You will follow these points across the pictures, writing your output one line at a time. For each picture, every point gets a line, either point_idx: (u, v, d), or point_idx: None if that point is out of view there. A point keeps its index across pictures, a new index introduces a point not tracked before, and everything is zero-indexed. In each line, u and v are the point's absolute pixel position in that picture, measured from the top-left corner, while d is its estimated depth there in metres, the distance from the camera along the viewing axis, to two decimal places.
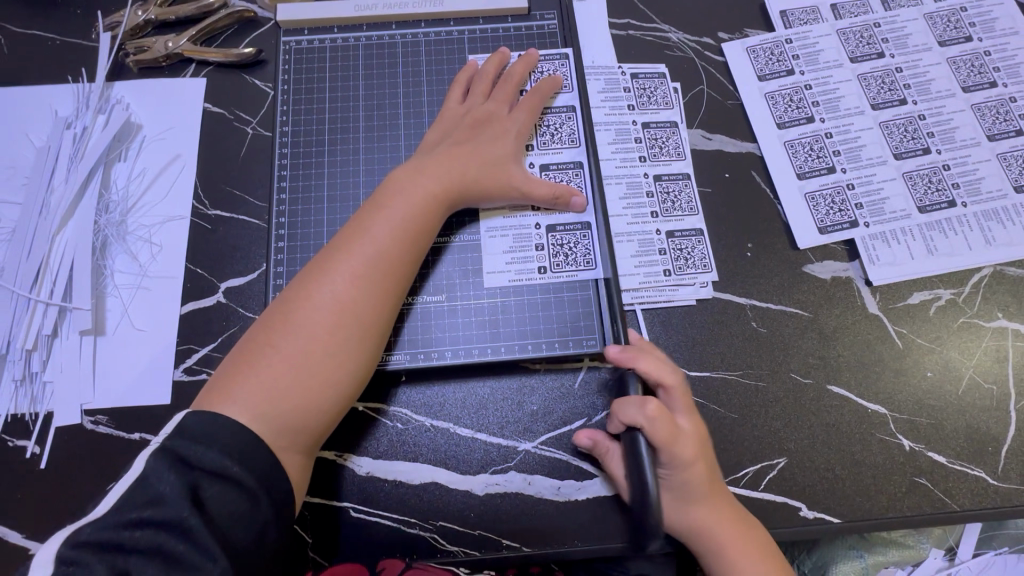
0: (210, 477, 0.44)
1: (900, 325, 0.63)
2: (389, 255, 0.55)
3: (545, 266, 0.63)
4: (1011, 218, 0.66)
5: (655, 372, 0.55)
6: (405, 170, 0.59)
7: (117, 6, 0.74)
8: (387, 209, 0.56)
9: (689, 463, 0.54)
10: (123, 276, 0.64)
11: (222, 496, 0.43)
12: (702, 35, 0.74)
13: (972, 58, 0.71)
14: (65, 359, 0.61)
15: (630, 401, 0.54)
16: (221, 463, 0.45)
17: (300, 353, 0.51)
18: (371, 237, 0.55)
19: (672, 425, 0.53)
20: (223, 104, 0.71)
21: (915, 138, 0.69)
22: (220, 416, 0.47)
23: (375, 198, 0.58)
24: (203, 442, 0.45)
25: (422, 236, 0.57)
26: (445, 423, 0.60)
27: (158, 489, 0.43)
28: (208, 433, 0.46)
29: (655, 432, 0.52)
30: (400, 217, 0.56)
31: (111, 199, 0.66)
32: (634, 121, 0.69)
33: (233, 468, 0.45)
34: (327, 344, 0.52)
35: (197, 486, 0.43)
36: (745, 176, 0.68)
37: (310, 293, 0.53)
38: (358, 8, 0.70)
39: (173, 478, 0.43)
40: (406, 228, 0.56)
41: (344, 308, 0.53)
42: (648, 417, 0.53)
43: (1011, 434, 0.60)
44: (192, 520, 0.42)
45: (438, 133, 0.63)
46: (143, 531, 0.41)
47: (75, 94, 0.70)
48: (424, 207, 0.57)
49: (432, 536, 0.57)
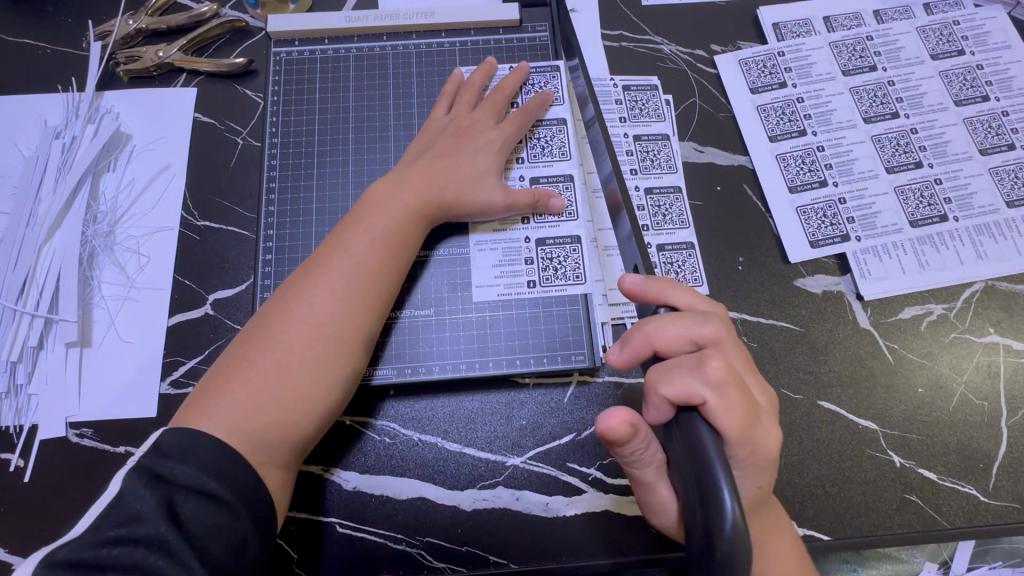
0: (187, 493, 0.44)
1: (891, 340, 0.63)
2: (369, 268, 0.55)
3: (534, 280, 0.62)
4: (1003, 233, 0.65)
5: (684, 330, 0.45)
6: (388, 183, 0.59)
7: (109, 16, 0.74)
8: (368, 222, 0.56)
9: (763, 460, 0.45)
10: (110, 287, 0.64)
11: (200, 510, 0.44)
12: (694, 47, 0.74)
13: (965, 72, 0.71)
14: (50, 371, 0.61)
15: (677, 369, 0.43)
16: (197, 479, 0.45)
17: (277, 367, 0.51)
18: (352, 250, 0.55)
19: (742, 394, 0.43)
20: (213, 114, 0.70)
21: (907, 151, 0.68)
22: (199, 432, 0.47)
23: (357, 210, 0.57)
24: (181, 458, 0.45)
25: (404, 250, 0.57)
26: (433, 437, 0.60)
27: (135, 505, 0.43)
28: (186, 449, 0.46)
29: (721, 408, 0.41)
30: (381, 230, 0.56)
31: (99, 209, 0.66)
32: (625, 133, 0.69)
33: (211, 483, 0.45)
34: (305, 358, 0.51)
35: (173, 500, 0.43)
36: (736, 189, 0.68)
37: (290, 306, 0.53)
38: (349, 19, 0.69)
39: (149, 494, 0.43)
40: (387, 241, 0.56)
41: (322, 321, 0.52)
42: (712, 387, 0.42)
43: (1003, 450, 0.60)
44: (167, 534, 0.42)
45: (422, 144, 0.62)
46: (119, 547, 0.41)
47: (64, 103, 0.70)
48: (406, 222, 0.57)
49: (419, 552, 0.57)
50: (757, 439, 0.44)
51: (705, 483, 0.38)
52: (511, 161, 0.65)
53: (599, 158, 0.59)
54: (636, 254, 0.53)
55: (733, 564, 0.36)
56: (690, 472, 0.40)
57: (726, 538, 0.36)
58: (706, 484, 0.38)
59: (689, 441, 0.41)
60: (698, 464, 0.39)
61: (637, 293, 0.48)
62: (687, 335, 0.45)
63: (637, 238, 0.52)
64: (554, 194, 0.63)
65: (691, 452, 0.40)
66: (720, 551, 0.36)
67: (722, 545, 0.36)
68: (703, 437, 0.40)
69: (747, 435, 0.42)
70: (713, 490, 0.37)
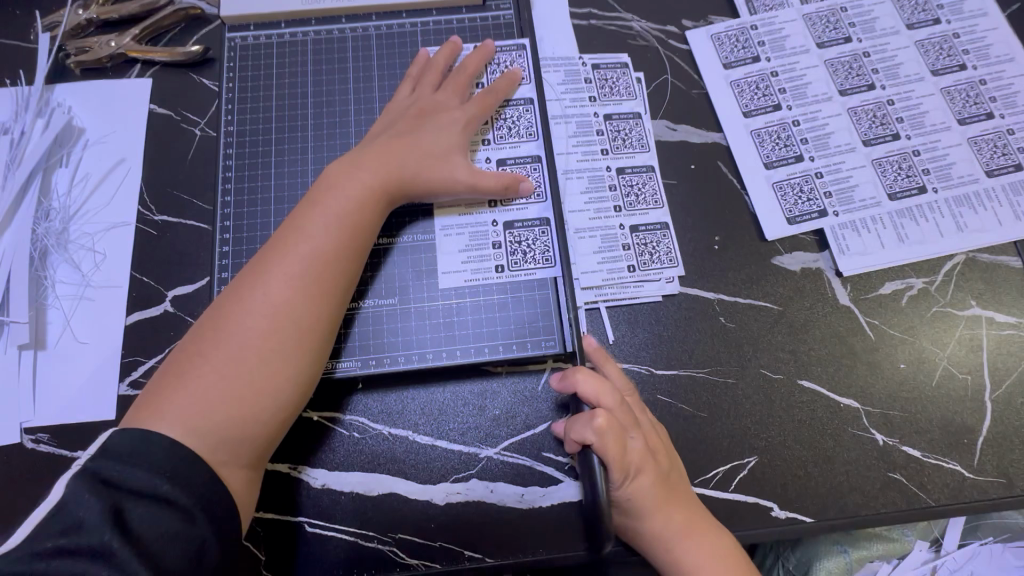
0: (136, 499, 0.42)
1: (871, 316, 0.61)
2: (326, 254, 0.52)
3: (503, 264, 0.60)
4: (982, 203, 0.64)
5: (593, 388, 0.52)
6: (344, 165, 0.56)
7: (57, 6, 0.71)
8: (323, 208, 0.54)
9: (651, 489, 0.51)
10: (64, 287, 0.61)
11: (150, 517, 0.42)
12: (665, 23, 0.72)
13: (941, 41, 0.70)
14: (2, 377, 0.58)
15: (577, 418, 0.51)
16: (146, 483, 0.43)
17: (232, 361, 0.49)
18: (308, 238, 0.53)
19: (623, 440, 0.50)
20: (169, 105, 0.68)
21: (884, 123, 0.67)
22: (152, 433, 0.46)
23: (311, 194, 0.55)
24: (130, 461, 0.44)
25: (364, 233, 0.55)
26: (403, 431, 0.58)
27: (79, 513, 0.41)
28: (137, 452, 0.44)
29: (604, 448, 0.49)
30: (338, 213, 0.54)
31: (51, 206, 0.63)
32: (595, 113, 0.67)
33: (162, 486, 0.43)
34: (261, 351, 0.49)
35: (121, 507, 0.42)
36: (710, 167, 0.66)
37: (244, 297, 0.51)
38: (305, 2, 0.67)
39: (94, 501, 0.41)
40: (344, 225, 0.54)
41: (278, 311, 0.50)
42: (596, 433, 0.49)
43: (988, 424, 0.58)
44: (111, 543, 0.40)
45: (382, 126, 0.60)
46: (60, 559, 0.39)
47: (12, 97, 0.67)
48: (363, 205, 0.55)
49: (392, 550, 0.55)
50: (638, 469, 0.51)
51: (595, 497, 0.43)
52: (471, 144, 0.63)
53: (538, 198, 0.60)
54: None
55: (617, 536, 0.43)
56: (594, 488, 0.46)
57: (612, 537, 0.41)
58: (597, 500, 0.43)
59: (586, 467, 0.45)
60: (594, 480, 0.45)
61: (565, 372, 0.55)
62: (596, 395, 0.52)
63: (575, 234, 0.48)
64: (522, 175, 0.62)
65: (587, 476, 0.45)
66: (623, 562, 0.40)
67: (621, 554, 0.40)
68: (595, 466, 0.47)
69: (626, 466, 0.50)
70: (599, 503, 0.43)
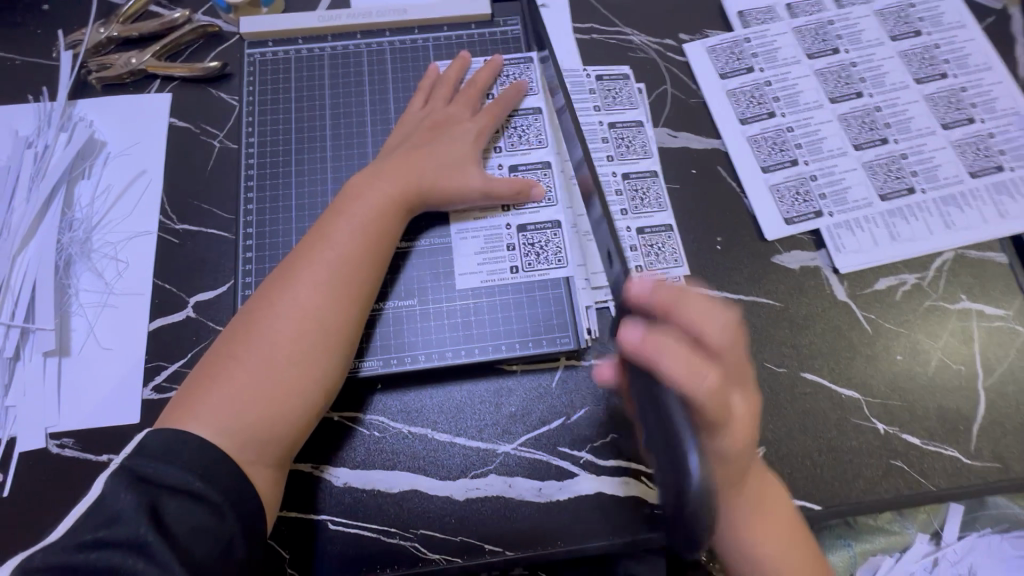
0: (169, 494, 0.44)
1: (868, 311, 0.64)
2: (350, 260, 0.55)
3: (517, 265, 0.63)
4: (968, 203, 0.68)
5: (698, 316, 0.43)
6: (365, 177, 0.59)
7: (79, 25, 0.73)
8: (348, 216, 0.56)
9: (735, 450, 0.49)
10: (88, 294, 0.63)
11: (182, 511, 0.43)
12: (663, 37, 0.75)
13: (923, 51, 0.74)
14: (28, 383, 0.59)
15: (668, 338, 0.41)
16: (178, 481, 0.44)
17: (262, 363, 0.51)
18: (334, 245, 0.55)
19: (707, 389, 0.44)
20: (189, 118, 0.70)
21: (873, 128, 0.71)
22: (185, 434, 0.47)
23: (335, 204, 0.58)
24: (163, 458, 0.45)
25: (386, 240, 0.57)
26: (423, 429, 0.59)
27: (115, 508, 0.43)
28: (171, 451, 0.46)
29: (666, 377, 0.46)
30: (360, 221, 0.56)
31: (75, 217, 0.65)
32: (600, 121, 0.70)
33: (194, 483, 0.45)
34: (290, 353, 0.51)
35: (155, 502, 0.43)
36: (710, 172, 0.69)
37: (273, 302, 0.53)
38: (321, 19, 0.70)
39: (129, 497, 0.43)
40: (366, 232, 0.56)
41: (305, 314, 0.52)
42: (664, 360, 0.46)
43: (982, 411, 0.61)
44: (146, 536, 0.41)
45: (398, 139, 0.63)
46: (98, 551, 0.41)
47: (36, 113, 0.69)
48: (384, 213, 0.57)
49: (414, 545, 0.56)
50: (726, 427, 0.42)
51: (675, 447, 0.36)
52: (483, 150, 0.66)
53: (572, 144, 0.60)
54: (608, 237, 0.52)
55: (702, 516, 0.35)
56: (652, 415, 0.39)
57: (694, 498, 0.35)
58: (677, 452, 0.36)
59: (659, 413, 0.38)
60: (658, 404, 0.39)
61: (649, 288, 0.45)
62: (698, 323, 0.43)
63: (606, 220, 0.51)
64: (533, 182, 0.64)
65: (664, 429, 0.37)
66: (689, 526, 0.36)
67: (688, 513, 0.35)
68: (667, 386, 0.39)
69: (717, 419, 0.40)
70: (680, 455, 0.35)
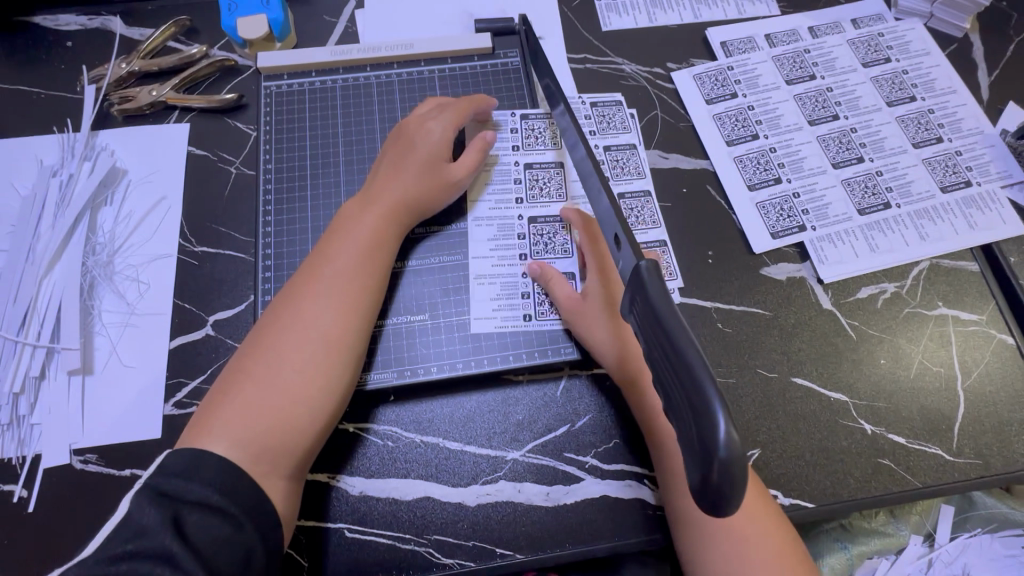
0: (192, 507, 0.46)
1: (852, 318, 0.68)
2: (352, 277, 0.58)
3: (530, 313, 0.66)
4: (940, 216, 0.72)
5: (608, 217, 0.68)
6: (362, 200, 0.63)
7: (102, 60, 0.78)
8: (348, 237, 0.60)
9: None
10: (111, 315, 0.66)
11: (204, 524, 0.45)
12: (653, 66, 0.81)
13: (893, 77, 0.80)
14: (53, 401, 0.62)
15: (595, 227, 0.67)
16: (202, 494, 0.47)
17: (270, 377, 0.53)
18: (334, 263, 0.59)
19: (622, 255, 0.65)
20: (207, 146, 0.74)
21: (849, 148, 0.76)
22: (203, 450, 0.49)
23: (335, 226, 0.62)
24: (185, 475, 0.47)
25: (381, 253, 0.61)
26: (434, 438, 0.62)
27: (141, 522, 0.45)
28: (192, 469, 0.48)
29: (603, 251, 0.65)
30: (360, 241, 0.60)
31: (98, 241, 0.68)
32: (596, 145, 0.75)
33: (215, 497, 0.47)
34: (296, 365, 0.54)
35: (178, 515, 0.45)
36: (700, 191, 0.74)
37: (278, 320, 0.56)
38: (333, 53, 0.75)
39: (155, 511, 0.45)
40: (366, 249, 0.60)
41: (310, 328, 0.55)
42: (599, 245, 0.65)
43: (962, 411, 0.65)
44: (172, 547, 0.43)
45: (379, 157, 0.68)
46: (127, 563, 0.43)
47: (60, 143, 0.73)
48: (378, 230, 0.61)
49: (428, 551, 0.58)
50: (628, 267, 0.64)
51: (697, 401, 0.34)
52: (504, 205, 0.70)
53: (568, 137, 0.59)
54: (612, 216, 0.49)
55: (733, 484, 0.33)
56: (672, 380, 0.37)
57: (722, 463, 0.33)
58: (701, 411, 0.34)
59: (675, 368, 0.36)
60: (679, 368, 0.36)
61: (537, 271, 0.66)
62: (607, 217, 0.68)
63: (610, 196, 0.49)
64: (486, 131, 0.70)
65: (681, 381, 0.36)
66: (719, 498, 0.34)
67: (718, 484, 0.33)
68: (684, 348, 0.36)
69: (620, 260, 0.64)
70: (707, 412, 0.33)
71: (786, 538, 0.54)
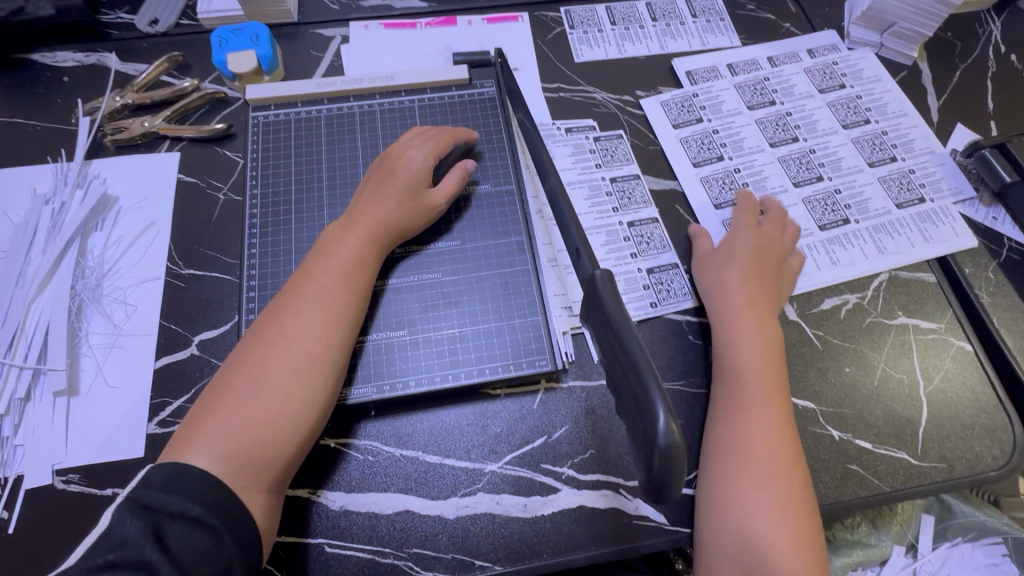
0: (174, 519, 0.47)
1: (817, 329, 0.71)
2: (334, 293, 0.61)
3: (654, 302, 0.71)
4: (897, 230, 0.76)
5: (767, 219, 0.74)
6: (347, 221, 0.66)
7: (96, 93, 0.81)
8: (332, 256, 0.63)
9: (768, 297, 0.67)
10: (98, 337, 0.67)
11: (184, 535, 0.47)
12: (622, 94, 0.85)
13: (848, 102, 0.85)
14: (38, 422, 0.63)
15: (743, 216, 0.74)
16: (183, 506, 0.48)
17: (252, 392, 0.55)
18: (319, 280, 0.61)
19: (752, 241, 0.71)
20: (196, 174, 0.77)
21: (809, 168, 0.80)
22: (183, 465, 0.50)
23: (320, 246, 0.65)
24: (166, 488, 0.48)
25: (364, 271, 0.63)
26: (414, 452, 0.63)
27: (122, 533, 0.46)
28: (173, 481, 0.49)
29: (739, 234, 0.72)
30: (343, 259, 0.63)
31: (88, 265, 0.71)
32: (603, 177, 0.78)
33: (196, 508, 0.48)
34: (278, 379, 0.56)
35: (159, 526, 0.46)
36: (669, 210, 0.77)
37: (262, 337, 0.58)
38: (319, 85, 0.79)
39: (136, 522, 0.46)
40: (349, 266, 0.63)
41: (294, 343, 0.57)
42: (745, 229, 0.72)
43: (925, 416, 0.67)
44: (153, 557, 0.45)
45: (364, 181, 0.71)
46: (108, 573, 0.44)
47: (54, 173, 0.76)
48: (359, 249, 0.64)
49: (408, 564, 0.59)
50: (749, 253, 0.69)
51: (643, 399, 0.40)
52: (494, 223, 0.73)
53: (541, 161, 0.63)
54: (574, 230, 0.56)
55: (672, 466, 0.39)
56: (622, 380, 0.43)
57: (662, 450, 0.39)
58: (645, 408, 0.40)
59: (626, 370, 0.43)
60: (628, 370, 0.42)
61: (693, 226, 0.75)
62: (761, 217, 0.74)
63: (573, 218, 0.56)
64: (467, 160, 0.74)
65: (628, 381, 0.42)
66: (662, 481, 0.40)
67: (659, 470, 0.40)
68: (634, 354, 0.42)
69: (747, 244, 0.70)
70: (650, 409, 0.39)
71: (802, 515, 0.55)
